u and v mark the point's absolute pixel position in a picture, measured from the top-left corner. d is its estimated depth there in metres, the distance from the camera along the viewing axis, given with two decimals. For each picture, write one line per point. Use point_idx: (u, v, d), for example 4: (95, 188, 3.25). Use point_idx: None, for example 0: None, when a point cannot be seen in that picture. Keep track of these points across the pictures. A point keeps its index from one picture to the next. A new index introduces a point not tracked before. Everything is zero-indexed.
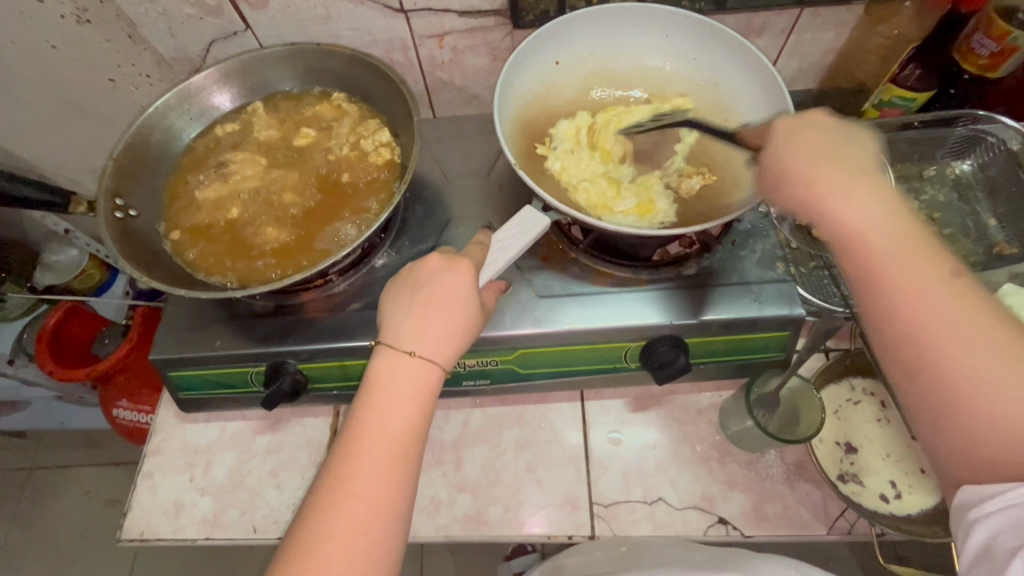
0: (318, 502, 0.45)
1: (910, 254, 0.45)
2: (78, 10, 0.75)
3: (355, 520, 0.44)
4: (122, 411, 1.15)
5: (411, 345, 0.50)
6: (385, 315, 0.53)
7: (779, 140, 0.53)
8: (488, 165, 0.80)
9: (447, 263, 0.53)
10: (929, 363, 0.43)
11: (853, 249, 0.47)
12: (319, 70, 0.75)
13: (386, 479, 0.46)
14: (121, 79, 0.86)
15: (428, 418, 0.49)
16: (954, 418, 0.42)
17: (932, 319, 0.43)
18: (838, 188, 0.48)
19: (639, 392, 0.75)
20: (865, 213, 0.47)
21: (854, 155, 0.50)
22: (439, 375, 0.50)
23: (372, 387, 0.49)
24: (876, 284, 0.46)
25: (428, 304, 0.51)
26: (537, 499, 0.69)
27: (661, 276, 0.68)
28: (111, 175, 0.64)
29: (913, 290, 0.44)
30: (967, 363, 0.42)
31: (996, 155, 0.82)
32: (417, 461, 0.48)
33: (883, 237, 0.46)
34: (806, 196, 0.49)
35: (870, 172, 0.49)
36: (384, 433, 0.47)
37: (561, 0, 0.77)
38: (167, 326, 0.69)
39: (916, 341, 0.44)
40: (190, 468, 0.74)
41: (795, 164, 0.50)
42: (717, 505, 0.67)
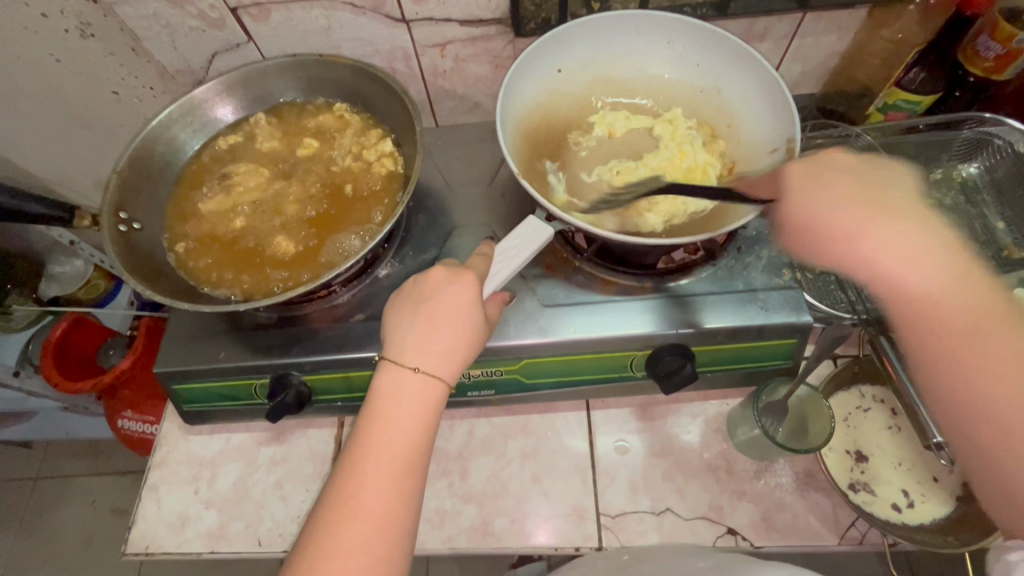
0: (322, 521, 0.44)
1: (957, 299, 0.47)
2: (82, 24, 0.75)
3: (359, 539, 0.44)
4: (127, 422, 1.15)
5: (415, 360, 0.49)
6: (389, 330, 0.52)
7: (799, 187, 0.53)
8: (491, 173, 0.80)
9: (451, 275, 0.53)
10: (975, 410, 0.47)
11: (902, 305, 0.49)
12: (321, 80, 0.75)
13: (390, 498, 0.45)
14: (124, 91, 0.86)
15: (433, 434, 0.49)
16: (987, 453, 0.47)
17: (971, 368, 0.47)
18: (876, 236, 0.49)
19: (645, 401, 0.75)
20: (901, 261, 0.48)
21: (884, 195, 0.51)
22: (444, 391, 0.50)
23: (376, 403, 0.48)
24: (920, 333, 0.49)
25: (431, 319, 0.51)
26: (544, 510, 0.69)
27: (666, 284, 0.68)
28: (114, 189, 0.64)
29: (969, 338, 0.47)
30: (1000, 402, 0.46)
31: (1002, 158, 0.82)
32: (421, 478, 0.47)
33: (927, 290, 0.48)
34: (842, 249, 0.50)
35: (909, 215, 0.50)
36: (389, 450, 0.47)
37: (562, 8, 0.77)
38: (171, 339, 0.69)
39: (952, 389, 0.48)
40: (194, 481, 0.73)
41: (826, 211, 0.51)
42: (726, 515, 0.67)
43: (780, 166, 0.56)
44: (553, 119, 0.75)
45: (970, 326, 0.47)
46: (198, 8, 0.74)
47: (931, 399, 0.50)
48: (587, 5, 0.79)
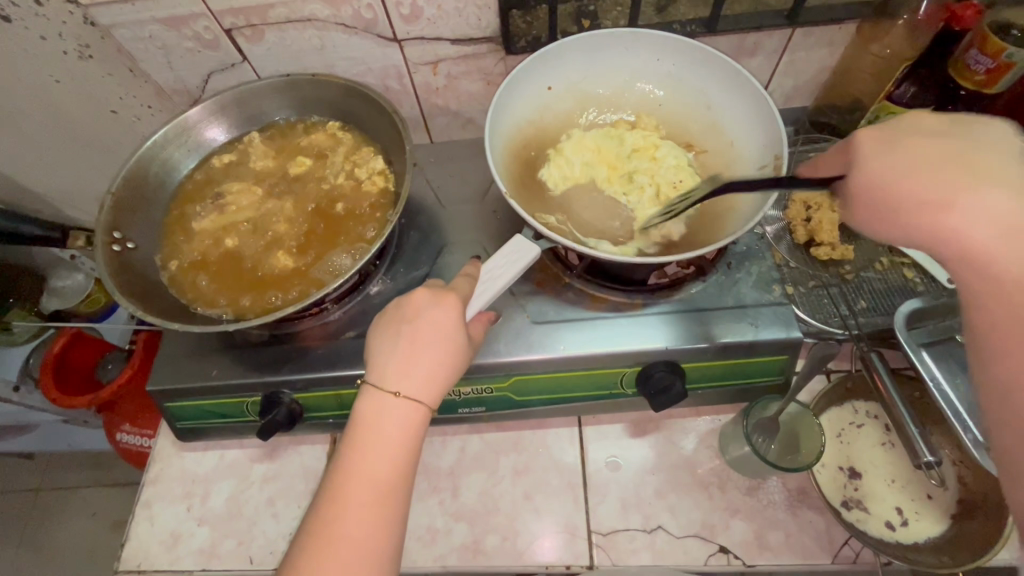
0: (304, 548, 0.44)
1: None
2: (80, 46, 0.76)
3: (339, 566, 0.43)
4: (125, 435, 1.15)
5: (397, 385, 0.49)
6: (371, 353, 0.52)
7: (892, 148, 0.46)
8: (483, 189, 0.80)
9: (435, 297, 0.53)
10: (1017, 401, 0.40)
11: (956, 264, 0.43)
12: (314, 99, 0.76)
13: (372, 524, 0.45)
14: (123, 110, 0.88)
15: (415, 458, 0.49)
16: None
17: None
18: (969, 205, 0.42)
19: (638, 417, 0.74)
20: (994, 230, 0.41)
21: (987, 157, 0.43)
22: (426, 415, 0.50)
23: (358, 429, 0.48)
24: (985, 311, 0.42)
25: (413, 343, 0.51)
26: (535, 527, 0.68)
27: (657, 300, 0.68)
28: (109, 210, 0.65)
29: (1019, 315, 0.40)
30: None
31: None
32: (403, 503, 0.47)
33: (994, 250, 0.41)
34: (925, 217, 0.43)
35: (1011, 175, 0.42)
36: (370, 476, 0.47)
37: (552, 27, 0.78)
38: (164, 357, 0.70)
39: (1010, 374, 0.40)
40: (187, 498, 0.74)
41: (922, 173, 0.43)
42: (718, 533, 0.66)
43: (857, 130, 0.48)
44: (544, 136, 0.75)
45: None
46: (193, 30, 0.75)
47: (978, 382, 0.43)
48: (577, 22, 0.80)
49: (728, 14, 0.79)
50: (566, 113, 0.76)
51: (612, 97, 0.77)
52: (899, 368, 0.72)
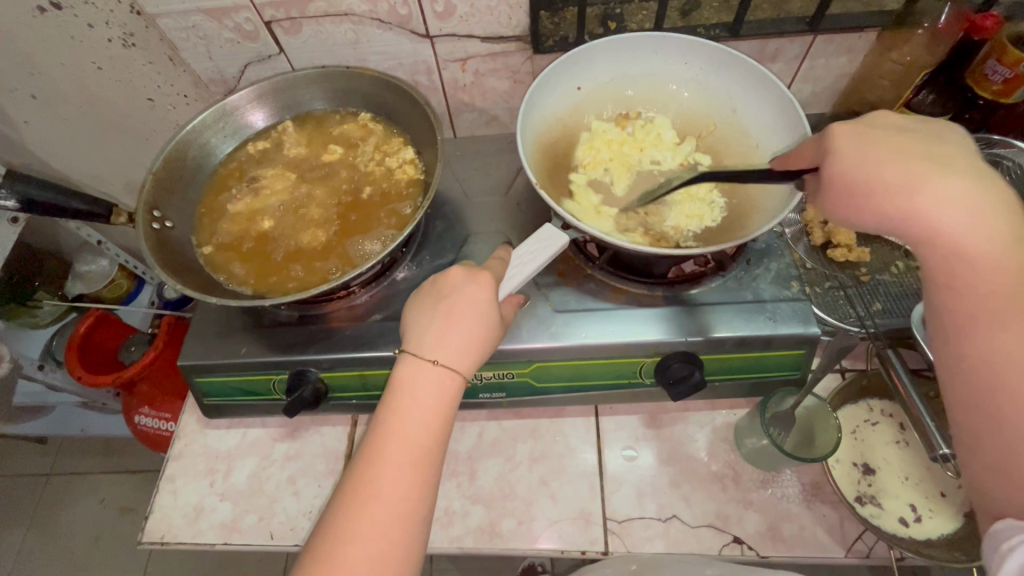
0: (342, 505, 0.46)
1: (991, 234, 0.44)
2: (125, 34, 0.80)
3: (376, 522, 0.45)
4: (143, 418, 1.15)
5: (433, 353, 0.51)
6: (408, 325, 0.54)
7: (838, 138, 0.50)
8: (507, 183, 0.82)
9: (468, 275, 0.55)
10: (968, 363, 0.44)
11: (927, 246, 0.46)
12: (348, 91, 0.78)
13: (409, 484, 0.47)
14: (159, 99, 0.91)
15: (448, 425, 0.50)
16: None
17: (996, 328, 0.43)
18: (930, 193, 0.45)
19: (654, 409, 0.76)
20: (968, 221, 0.44)
21: (944, 150, 0.48)
22: (460, 383, 0.51)
23: (395, 393, 0.50)
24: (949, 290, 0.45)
25: (449, 315, 0.53)
26: (551, 512, 0.69)
27: (678, 293, 0.70)
28: (149, 189, 0.68)
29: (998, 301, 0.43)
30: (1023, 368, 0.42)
31: (1012, 179, 0.80)
32: (437, 467, 0.49)
33: (958, 228, 0.44)
34: (886, 201, 0.47)
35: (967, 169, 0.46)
36: (405, 440, 0.48)
37: (579, 28, 0.80)
38: (195, 333, 0.72)
39: (971, 355, 0.44)
40: (210, 473, 0.75)
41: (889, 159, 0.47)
42: (732, 524, 0.67)
43: (829, 126, 0.51)
44: (572, 132, 0.77)
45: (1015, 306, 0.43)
46: (235, 21, 0.77)
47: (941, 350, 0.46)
48: (604, 24, 0.82)
49: (752, 20, 0.81)
50: (594, 112, 0.78)
51: (638, 97, 0.79)
52: (915, 368, 0.73)
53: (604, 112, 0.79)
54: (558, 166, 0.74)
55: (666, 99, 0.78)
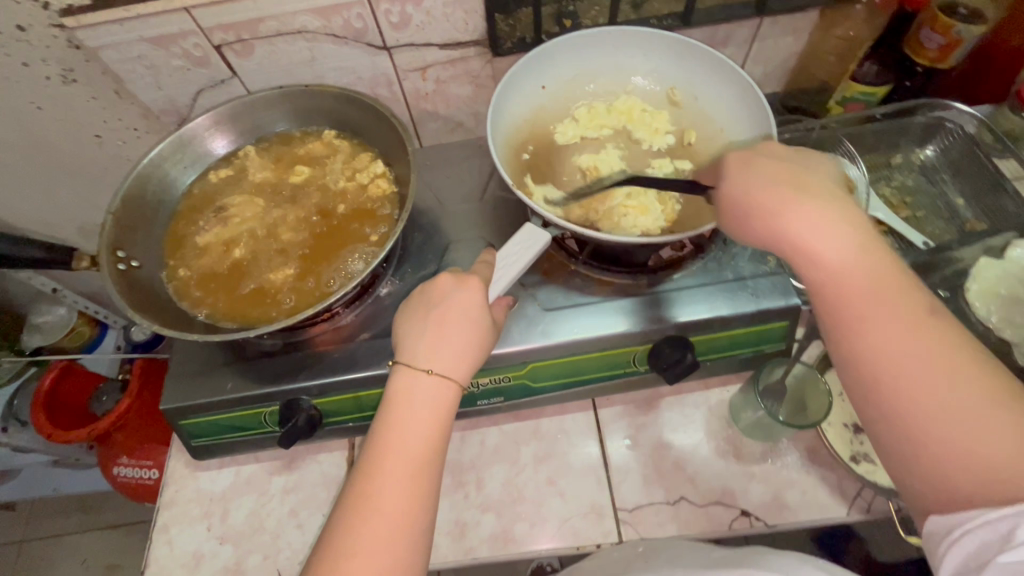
0: (342, 521, 0.45)
1: (876, 282, 0.47)
2: (64, 71, 0.77)
3: (378, 538, 0.44)
4: (123, 468, 1.09)
5: (427, 362, 0.51)
6: (400, 335, 0.54)
7: (738, 176, 0.53)
8: (481, 187, 0.82)
9: (458, 281, 0.54)
10: (885, 400, 0.45)
11: (824, 281, 0.48)
12: (310, 109, 0.77)
13: (410, 496, 0.46)
14: (107, 134, 0.87)
15: (446, 434, 0.50)
16: (968, 476, 0.41)
17: (907, 373, 0.44)
18: (797, 212, 0.49)
19: (649, 395, 0.77)
20: (824, 236, 0.48)
21: (810, 180, 0.51)
22: (457, 392, 0.51)
23: (391, 406, 0.49)
24: (837, 320, 0.48)
25: (441, 324, 0.53)
26: (561, 510, 0.70)
27: (662, 279, 0.71)
28: (110, 230, 0.65)
29: (880, 298, 0.46)
30: (962, 403, 0.42)
31: (955, 140, 0.89)
32: (437, 477, 0.48)
33: (845, 256, 0.47)
34: (764, 226, 0.50)
35: (822, 194, 0.50)
36: (404, 452, 0.47)
37: (537, 28, 0.81)
38: (175, 374, 0.68)
39: (864, 349, 0.46)
40: (207, 517, 0.72)
41: (761, 195, 0.51)
42: (738, 498, 0.69)
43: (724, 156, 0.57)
44: (540, 131, 0.78)
45: (879, 297, 0.46)
46: (182, 47, 0.74)
47: (857, 389, 0.47)
48: (559, 23, 0.83)
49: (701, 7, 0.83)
50: (560, 109, 0.79)
51: (602, 91, 0.80)
52: None
53: (570, 108, 0.79)
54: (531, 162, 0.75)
55: (629, 90, 0.80)
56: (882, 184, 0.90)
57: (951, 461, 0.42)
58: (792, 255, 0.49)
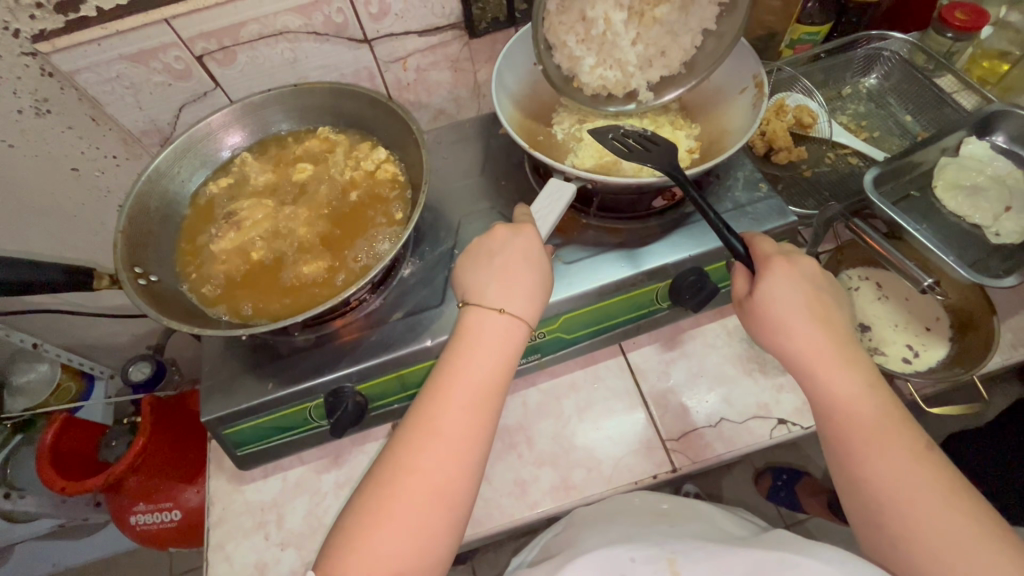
0: (407, 433, 0.49)
1: (839, 359, 0.56)
2: (37, 102, 0.74)
3: (438, 452, 0.48)
4: (140, 516, 1.05)
5: (499, 303, 0.54)
6: (468, 279, 0.57)
7: (762, 274, 0.59)
8: (479, 163, 0.85)
9: (515, 229, 0.58)
10: (873, 494, 0.52)
11: (818, 387, 0.56)
12: (302, 108, 0.77)
13: (474, 421, 0.50)
14: (84, 165, 0.85)
15: (510, 370, 0.53)
16: (922, 558, 0.49)
17: (887, 479, 0.51)
18: (767, 280, 0.59)
19: (671, 332, 0.81)
20: (789, 305, 0.58)
21: (799, 261, 0.61)
22: (525, 334, 0.55)
23: (461, 339, 0.53)
24: (822, 411, 0.56)
25: (507, 268, 0.56)
26: (612, 451, 0.72)
27: (669, 219, 0.75)
28: (124, 247, 0.63)
29: (871, 439, 0.53)
30: (943, 541, 0.48)
31: (894, 66, 0.98)
32: (498, 406, 0.52)
33: (854, 401, 0.54)
34: (814, 368, 0.56)
35: (796, 266, 0.60)
36: (469, 380, 0.51)
37: (507, 6, 0.82)
38: (209, 386, 0.67)
39: (821, 397, 0.56)
40: (262, 527, 0.71)
41: (806, 350, 0.57)
42: (773, 409, 0.73)
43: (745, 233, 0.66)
44: (541, 106, 0.82)
45: (876, 438, 0.53)
46: (163, 62, 0.74)
47: (836, 471, 0.55)
48: None
49: None
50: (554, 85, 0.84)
51: None
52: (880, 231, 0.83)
53: None
54: (541, 136, 0.79)
55: None
56: (838, 114, 0.98)
57: (905, 533, 0.49)
58: (776, 334, 0.58)
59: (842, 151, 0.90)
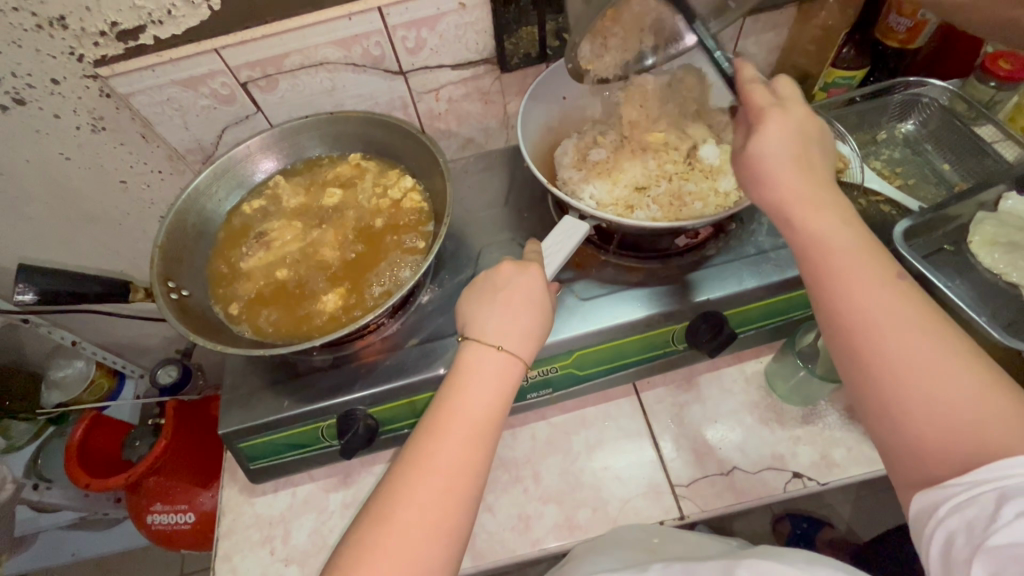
0: (402, 467, 0.50)
1: (838, 227, 0.52)
2: (94, 119, 0.80)
3: (432, 491, 0.48)
4: (157, 516, 1.08)
5: (499, 339, 0.55)
6: (470, 313, 0.58)
7: (754, 128, 0.55)
8: (502, 194, 0.86)
9: (520, 267, 0.59)
10: (877, 356, 0.48)
11: (814, 245, 0.52)
12: (335, 135, 0.81)
13: (468, 457, 0.50)
14: (132, 179, 0.90)
15: (506, 408, 0.54)
16: (921, 415, 0.45)
17: (888, 334, 0.48)
18: (770, 148, 0.54)
19: (687, 374, 0.80)
20: (787, 173, 0.54)
21: (808, 134, 0.55)
22: (521, 370, 0.55)
23: (458, 373, 0.54)
24: (818, 263, 0.52)
25: (508, 304, 0.57)
26: (620, 492, 0.71)
27: (689, 260, 0.74)
28: (160, 261, 0.66)
29: (869, 294, 0.49)
30: (944, 395, 0.45)
31: (931, 113, 0.96)
32: (493, 445, 0.52)
33: (852, 255, 0.51)
34: (806, 219, 0.53)
35: (800, 139, 0.55)
36: (464, 416, 0.52)
37: (539, 43, 0.84)
38: (228, 398, 0.69)
39: (819, 263, 0.52)
40: (268, 541, 0.72)
41: (796, 196, 0.53)
42: (788, 461, 0.71)
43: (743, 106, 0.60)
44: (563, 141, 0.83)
45: (876, 297, 0.49)
46: (211, 87, 0.78)
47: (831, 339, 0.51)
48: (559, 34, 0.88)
49: None
50: (580, 118, 0.84)
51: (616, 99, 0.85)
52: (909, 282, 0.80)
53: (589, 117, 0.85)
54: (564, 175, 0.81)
55: None
56: (872, 158, 0.95)
57: (903, 390, 0.46)
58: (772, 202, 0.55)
59: (874, 198, 0.87)
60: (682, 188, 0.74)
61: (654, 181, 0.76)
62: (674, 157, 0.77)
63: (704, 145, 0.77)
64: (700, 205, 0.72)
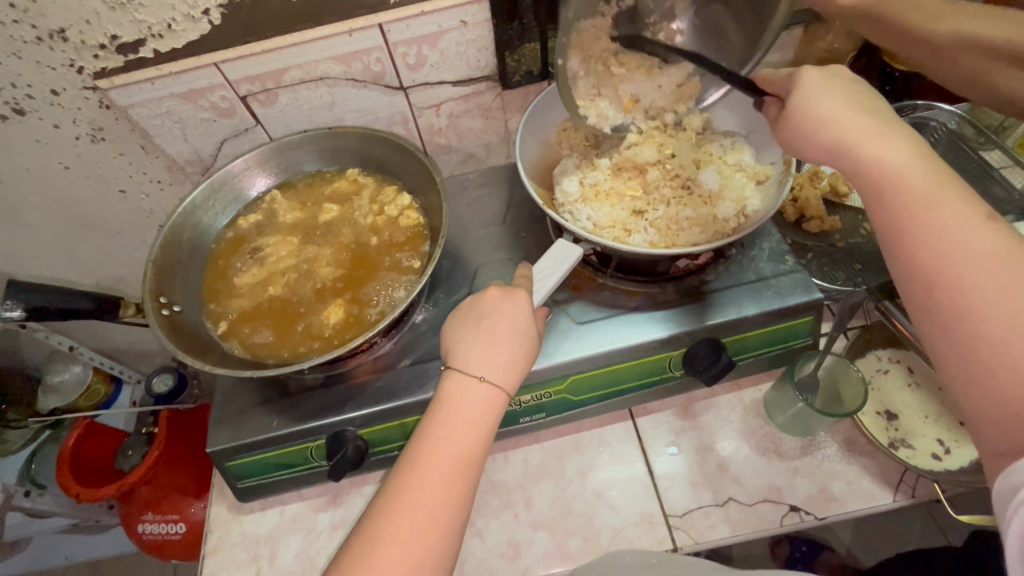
0: (381, 503, 0.48)
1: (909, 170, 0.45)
2: (93, 129, 0.79)
3: (410, 530, 0.47)
4: (148, 525, 1.08)
5: (481, 370, 0.54)
6: (452, 343, 0.57)
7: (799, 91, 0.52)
8: (502, 213, 0.85)
9: (505, 293, 0.59)
10: (954, 305, 0.41)
11: (880, 188, 0.46)
12: (333, 150, 0.80)
13: (448, 495, 0.49)
14: (130, 188, 0.89)
15: (489, 442, 0.52)
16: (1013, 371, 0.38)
17: (972, 281, 0.40)
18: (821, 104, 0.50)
19: (684, 401, 0.78)
20: (845, 123, 0.48)
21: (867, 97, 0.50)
22: (503, 401, 0.54)
23: (441, 406, 0.53)
24: (886, 211, 0.45)
25: (491, 333, 0.56)
26: (614, 522, 0.70)
27: (687, 285, 0.73)
28: (152, 277, 0.66)
29: (946, 238, 0.42)
30: None
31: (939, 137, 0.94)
32: (474, 480, 0.51)
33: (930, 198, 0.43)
34: (867, 165, 0.47)
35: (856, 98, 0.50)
36: (444, 452, 0.50)
37: (542, 61, 0.83)
38: (218, 414, 0.68)
39: (887, 213, 0.45)
40: (254, 561, 0.71)
41: (854, 140, 0.47)
42: (786, 494, 0.70)
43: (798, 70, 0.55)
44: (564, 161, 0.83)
45: (952, 238, 0.42)
46: (210, 100, 0.77)
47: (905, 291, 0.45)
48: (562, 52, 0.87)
49: None
50: None
51: None
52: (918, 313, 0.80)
53: None
54: None
55: None
56: None
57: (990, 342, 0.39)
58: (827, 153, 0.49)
59: None
60: (680, 213, 0.73)
61: (653, 205, 0.75)
62: (674, 181, 0.76)
63: (704, 169, 0.75)
64: (699, 231, 0.71)
